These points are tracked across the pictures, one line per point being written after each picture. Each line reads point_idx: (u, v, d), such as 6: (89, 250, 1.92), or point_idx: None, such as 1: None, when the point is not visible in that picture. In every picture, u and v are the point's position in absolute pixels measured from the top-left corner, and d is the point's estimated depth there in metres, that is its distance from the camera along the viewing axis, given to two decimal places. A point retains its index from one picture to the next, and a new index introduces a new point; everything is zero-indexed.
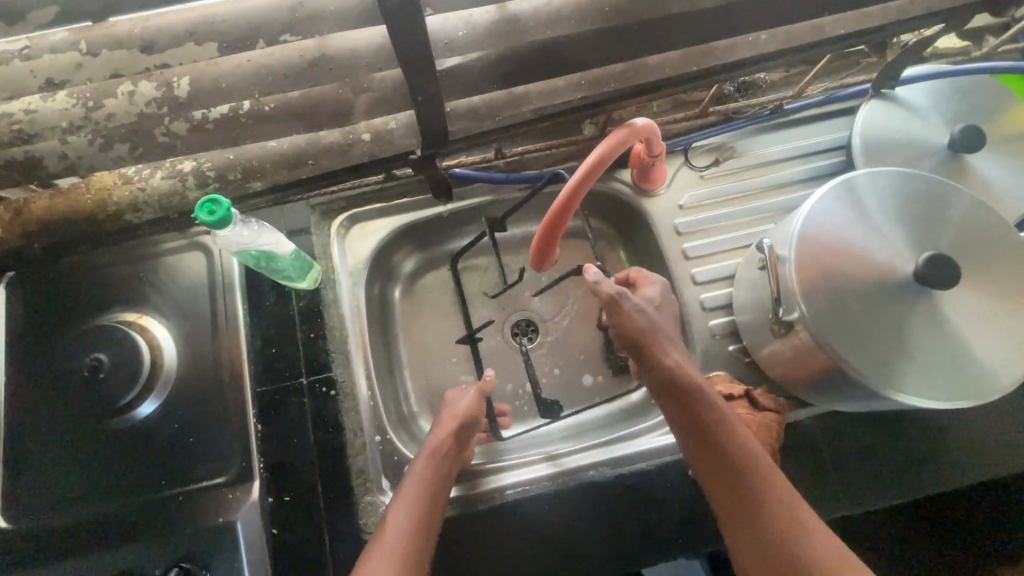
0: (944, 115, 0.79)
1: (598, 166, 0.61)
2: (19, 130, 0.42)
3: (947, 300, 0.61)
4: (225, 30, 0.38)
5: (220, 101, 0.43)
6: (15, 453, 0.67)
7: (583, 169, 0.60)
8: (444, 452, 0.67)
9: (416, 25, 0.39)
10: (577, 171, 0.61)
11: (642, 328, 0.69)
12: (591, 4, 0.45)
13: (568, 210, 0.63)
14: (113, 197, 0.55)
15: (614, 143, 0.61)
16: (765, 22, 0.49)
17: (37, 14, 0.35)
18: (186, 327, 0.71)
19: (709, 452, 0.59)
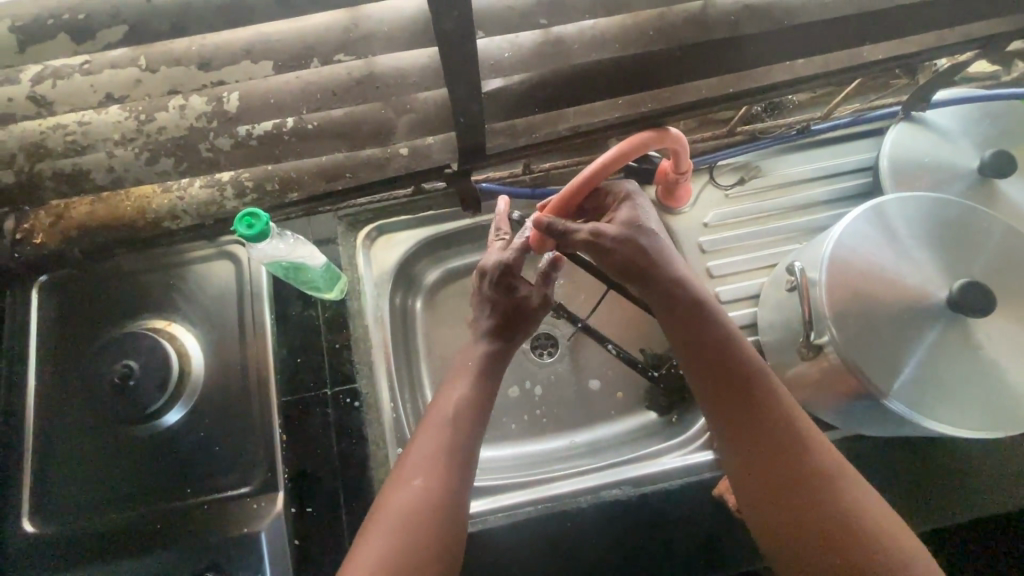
0: (972, 140, 0.79)
1: (592, 183, 0.60)
2: (72, 141, 0.43)
3: (982, 327, 0.60)
4: (281, 48, 0.38)
5: (268, 116, 0.44)
6: (42, 457, 0.67)
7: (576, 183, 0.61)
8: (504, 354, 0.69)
9: (467, 47, 0.39)
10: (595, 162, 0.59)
11: (639, 248, 0.66)
12: (635, 28, 0.45)
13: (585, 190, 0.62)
14: (153, 205, 0.55)
15: (637, 144, 0.57)
16: (806, 48, 0.49)
17: (106, 33, 0.35)
18: (214, 335, 0.72)
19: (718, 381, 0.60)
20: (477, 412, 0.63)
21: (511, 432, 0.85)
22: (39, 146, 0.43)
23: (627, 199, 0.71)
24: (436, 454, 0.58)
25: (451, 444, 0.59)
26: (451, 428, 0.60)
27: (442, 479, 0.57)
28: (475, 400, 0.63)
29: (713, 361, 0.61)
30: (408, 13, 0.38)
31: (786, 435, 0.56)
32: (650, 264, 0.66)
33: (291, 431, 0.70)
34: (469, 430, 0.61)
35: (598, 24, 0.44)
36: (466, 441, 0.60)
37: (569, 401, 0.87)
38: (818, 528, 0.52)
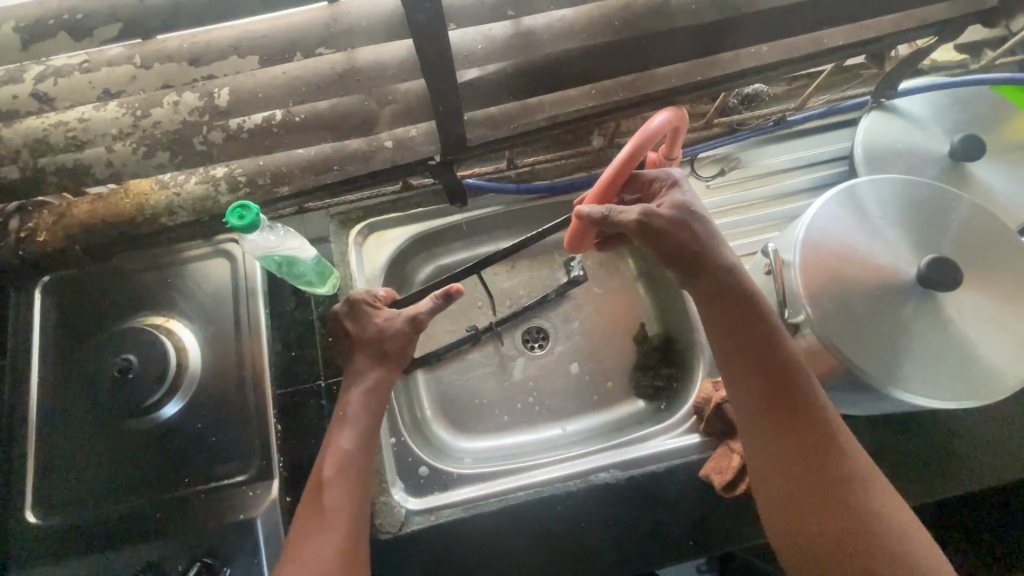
0: (944, 125, 0.81)
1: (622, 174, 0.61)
2: (73, 137, 0.45)
3: (951, 301, 0.62)
4: (265, 43, 0.41)
5: (255, 110, 0.46)
6: (46, 451, 0.69)
7: (606, 178, 0.62)
8: (381, 389, 0.68)
9: (439, 38, 0.42)
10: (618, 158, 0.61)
11: (687, 234, 0.63)
12: (601, 19, 0.48)
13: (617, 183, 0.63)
14: (150, 201, 0.58)
15: (649, 134, 0.59)
16: (768, 34, 0.52)
17: (103, 30, 0.37)
18: (211, 330, 0.74)
19: (748, 369, 0.59)
20: (355, 463, 0.63)
21: (503, 423, 0.87)
22: (43, 142, 0.46)
23: (674, 185, 0.67)
24: (318, 525, 0.58)
25: (337, 505, 0.60)
26: (331, 491, 0.60)
27: (329, 549, 0.57)
28: (353, 453, 0.63)
29: (754, 353, 0.59)
30: (383, 8, 0.41)
31: (819, 435, 0.56)
32: (698, 250, 0.63)
33: (287, 421, 0.72)
34: (357, 476, 0.62)
35: (566, 16, 0.47)
36: (346, 500, 0.60)
37: (559, 391, 0.89)
38: (843, 528, 0.52)
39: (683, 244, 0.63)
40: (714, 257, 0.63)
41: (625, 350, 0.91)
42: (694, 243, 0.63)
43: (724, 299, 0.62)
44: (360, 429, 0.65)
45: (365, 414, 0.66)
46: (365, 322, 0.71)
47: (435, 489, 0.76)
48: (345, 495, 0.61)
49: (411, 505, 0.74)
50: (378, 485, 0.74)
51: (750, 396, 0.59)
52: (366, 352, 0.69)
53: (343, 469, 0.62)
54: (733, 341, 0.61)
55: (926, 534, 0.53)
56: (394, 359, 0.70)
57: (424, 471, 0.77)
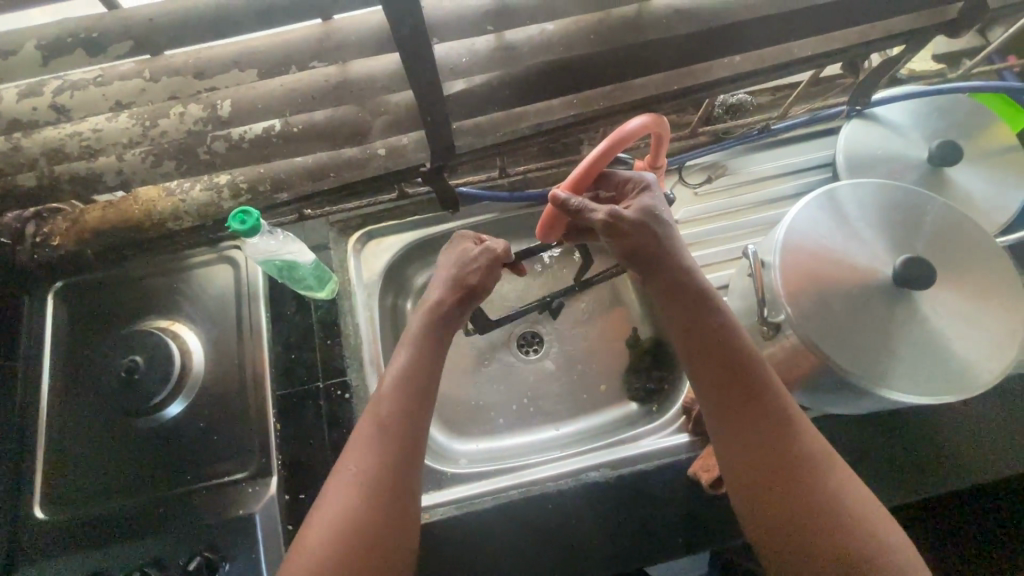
0: (922, 132, 0.84)
1: (593, 170, 0.63)
2: (87, 146, 0.49)
3: (927, 299, 0.64)
4: (264, 57, 0.44)
5: (256, 120, 0.50)
6: (56, 449, 0.72)
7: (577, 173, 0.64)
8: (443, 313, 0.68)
9: (425, 52, 0.45)
10: (589, 156, 0.63)
11: (649, 235, 0.65)
12: (577, 33, 0.51)
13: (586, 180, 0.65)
14: (158, 207, 0.61)
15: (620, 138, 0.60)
16: (738, 46, 0.55)
17: (116, 47, 0.40)
18: (214, 333, 0.77)
19: (715, 364, 0.61)
20: (411, 378, 0.62)
21: (498, 425, 0.89)
22: (59, 152, 0.49)
23: (645, 188, 0.68)
24: (369, 435, 0.58)
25: (391, 416, 0.59)
26: (382, 403, 0.60)
27: (372, 458, 0.57)
28: (407, 369, 0.62)
29: (714, 347, 0.61)
30: (373, 24, 0.44)
31: (776, 424, 0.58)
32: (664, 250, 0.65)
33: (286, 421, 0.75)
34: (412, 390, 0.61)
35: (545, 30, 0.50)
36: (400, 409, 0.60)
37: (553, 393, 0.91)
38: (797, 515, 0.54)
39: (646, 244, 0.65)
40: (676, 255, 0.65)
41: (617, 353, 0.93)
42: (657, 243, 0.65)
43: (687, 296, 0.63)
44: (419, 350, 0.64)
45: (411, 407, 0.60)
46: (455, 253, 0.74)
47: (430, 487, 0.78)
48: (400, 408, 0.59)
49: None
50: None
51: (716, 389, 0.60)
52: (421, 332, 0.66)
53: (400, 381, 0.61)
54: (698, 337, 0.62)
55: (880, 516, 0.54)
56: (468, 288, 0.71)
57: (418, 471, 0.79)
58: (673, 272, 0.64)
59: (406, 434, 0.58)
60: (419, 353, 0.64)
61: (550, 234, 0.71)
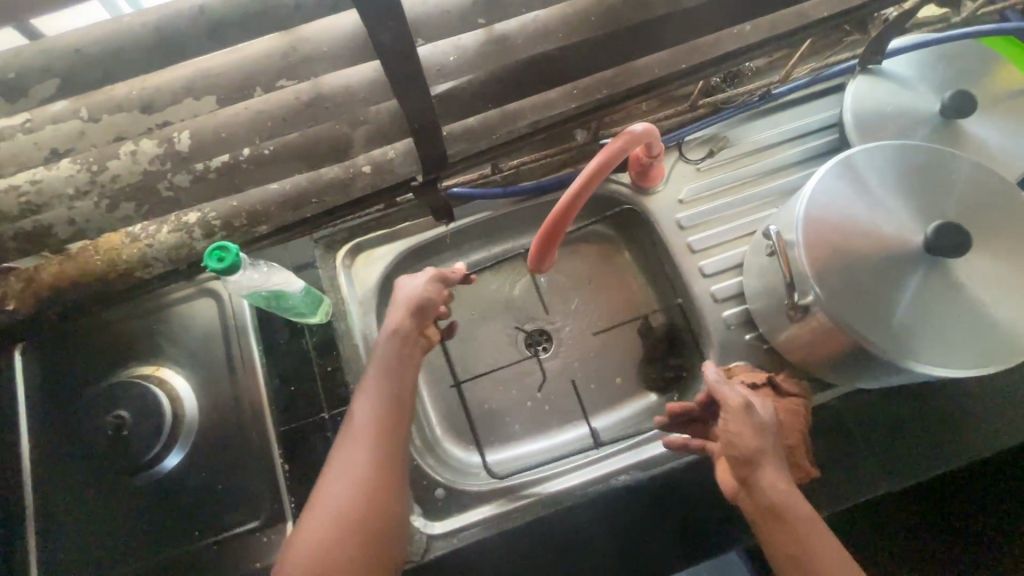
0: (932, 83, 0.79)
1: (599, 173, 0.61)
2: (27, 201, 0.43)
3: (961, 266, 0.61)
4: (220, 81, 0.37)
5: (221, 150, 0.44)
6: (49, 518, 0.67)
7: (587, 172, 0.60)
8: (402, 334, 0.65)
9: (408, 56, 0.39)
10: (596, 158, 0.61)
11: (742, 424, 0.55)
12: (577, 15, 0.44)
13: (593, 181, 0.61)
14: (123, 255, 0.56)
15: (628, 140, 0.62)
16: (752, 14, 0.49)
17: (39, 88, 0.34)
18: (203, 374, 0.72)
19: (769, 527, 0.52)
20: (387, 411, 0.58)
21: (515, 432, 0.85)
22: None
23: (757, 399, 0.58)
24: (355, 465, 0.54)
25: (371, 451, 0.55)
26: (358, 435, 0.56)
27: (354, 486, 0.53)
28: (381, 399, 0.59)
29: (774, 525, 0.52)
30: (342, 30, 0.37)
31: None
32: (725, 437, 0.56)
33: (294, 460, 0.70)
34: (387, 421, 0.58)
35: (541, 16, 0.43)
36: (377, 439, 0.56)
37: (569, 393, 0.87)
38: None
39: (737, 431, 0.55)
40: (756, 431, 0.55)
41: (630, 342, 0.90)
42: (742, 433, 0.55)
43: (745, 463, 0.54)
44: (384, 378, 0.61)
45: (388, 419, 0.58)
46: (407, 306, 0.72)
47: (454, 510, 0.74)
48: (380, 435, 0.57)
49: (432, 530, 0.72)
50: None
51: (773, 555, 0.52)
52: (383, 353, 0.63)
53: (378, 410, 0.58)
54: (756, 504, 0.54)
55: None
56: (416, 311, 0.67)
57: (440, 493, 0.75)
58: (741, 440, 0.55)
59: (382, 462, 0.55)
60: (391, 374, 0.61)
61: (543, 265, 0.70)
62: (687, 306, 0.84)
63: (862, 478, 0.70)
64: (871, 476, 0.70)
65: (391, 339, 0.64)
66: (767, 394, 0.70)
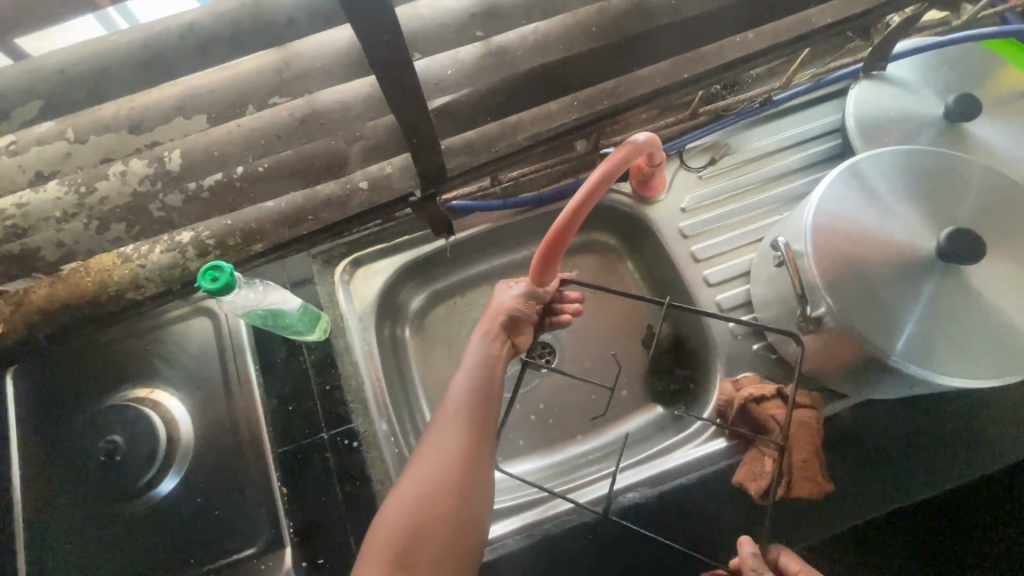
0: (934, 87, 0.79)
1: (603, 184, 0.59)
2: (13, 224, 0.42)
3: (974, 273, 0.59)
4: (211, 100, 0.36)
5: (212, 169, 0.43)
6: (40, 548, 0.65)
7: (591, 182, 0.59)
8: (495, 332, 0.69)
9: (405, 71, 0.38)
10: (599, 167, 0.59)
11: None
12: (577, 27, 0.43)
13: (596, 192, 0.60)
14: (114, 276, 0.54)
15: (630, 150, 0.61)
16: (754, 22, 0.48)
17: (21, 110, 0.33)
18: (199, 395, 0.70)
19: None
20: (482, 396, 0.64)
21: (518, 449, 0.84)
22: None
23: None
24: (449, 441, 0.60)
25: (463, 429, 0.61)
26: (451, 414, 0.62)
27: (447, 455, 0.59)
28: (474, 381, 0.65)
29: None
30: (336, 45, 0.36)
31: None
32: None
33: (293, 483, 0.68)
34: (482, 406, 0.63)
35: (540, 28, 0.42)
36: (470, 418, 0.62)
37: (573, 409, 0.86)
38: None
39: None
40: None
41: (635, 354, 0.88)
42: None
43: None
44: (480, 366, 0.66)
45: (479, 401, 0.63)
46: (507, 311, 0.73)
47: None
48: (473, 414, 0.62)
49: None
50: None
51: None
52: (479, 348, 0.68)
53: (472, 391, 0.64)
54: None
55: None
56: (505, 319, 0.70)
57: None
58: None
59: (473, 440, 0.61)
60: (484, 364, 0.67)
61: (545, 278, 0.69)
62: (693, 316, 0.83)
63: (876, 492, 0.69)
64: (885, 490, 0.69)
65: (485, 336, 0.69)
66: (775, 408, 0.70)
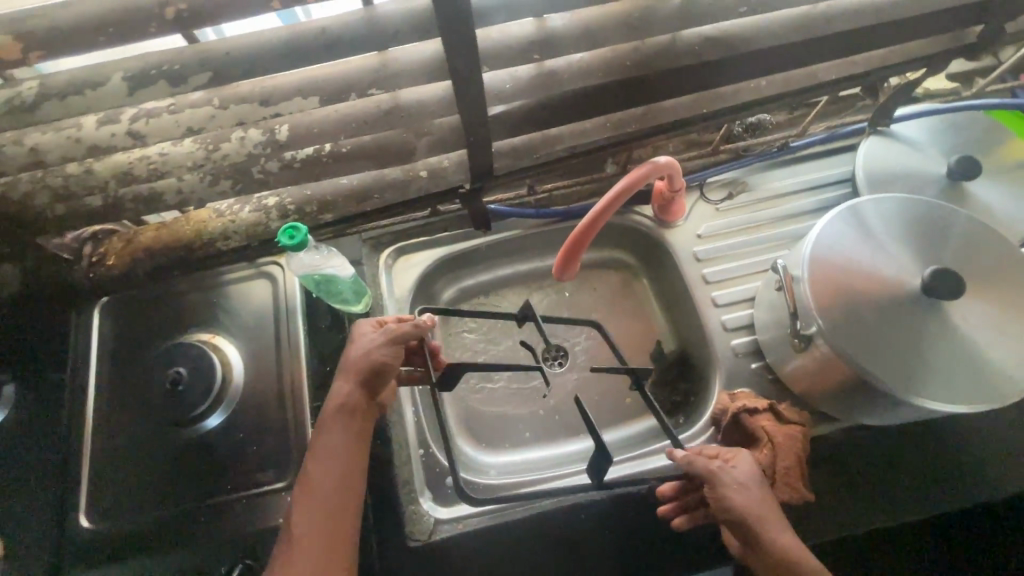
0: (940, 148, 0.86)
1: (625, 193, 0.68)
2: (153, 168, 0.52)
3: (954, 309, 0.65)
4: (325, 87, 0.47)
5: (311, 143, 0.53)
6: (101, 459, 0.74)
7: (615, 189, 0.68)
8: (351, 400, 0.65)
9: (476, 78, 0.48)
10: (624, 179, 0.68)
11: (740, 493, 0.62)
12: (615, 59, 0.53)
13: (619, 200, 0.69)
14: (208, 227, 0.66)
15: (652, 169, 0.70)
16: (767, 70, 0.57)
17: (194, 78, 0.44)
18: (252, 346, 0.80)
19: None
20: (338, 480, 0.61)
21: (525, 437, 0.91)
22: (127, 174, 0.53)
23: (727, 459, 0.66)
24: (315, 535, 0.58)
25: (325, 516, 0.59)
26: (312, 500, 0.60)
27: (313, 550, 0.57)
28: (333, 461, 0.62)
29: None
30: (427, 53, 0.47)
31: None
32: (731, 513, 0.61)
33: None
34: (341, 485, 0.61)
35: (584, 58, 0.53)
36: (330, 502, 0.60)
37: (579, 408, 0.92)
38: None
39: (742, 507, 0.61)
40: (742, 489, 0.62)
41: (642, 365, 0.95)
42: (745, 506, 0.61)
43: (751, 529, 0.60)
44: (337, 441, 0.63)
45: (339, 481, 0.61)
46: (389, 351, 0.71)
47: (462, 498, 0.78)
48: (336, 494, 0.60)
49: (439, 514, 0.76)
50: (408, 493, 0.77)
51: None
52: (351, 388, 0.66)
53: (331, 474, 0.61)
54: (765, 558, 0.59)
55: None
56: (370, 375, 0.66)
57: (450, 482, 0.79)
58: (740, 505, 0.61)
59: (339, 522, 0.59)
60: (339, 436, 0.63)
61: (565, 274, 0.76)
62: (699, 334, 0.90)
63: (857, 511, 0.73)
64: (866, 510, 0.73)
65: (341, 405, 0.65)
66: (767, 420, 0.75)
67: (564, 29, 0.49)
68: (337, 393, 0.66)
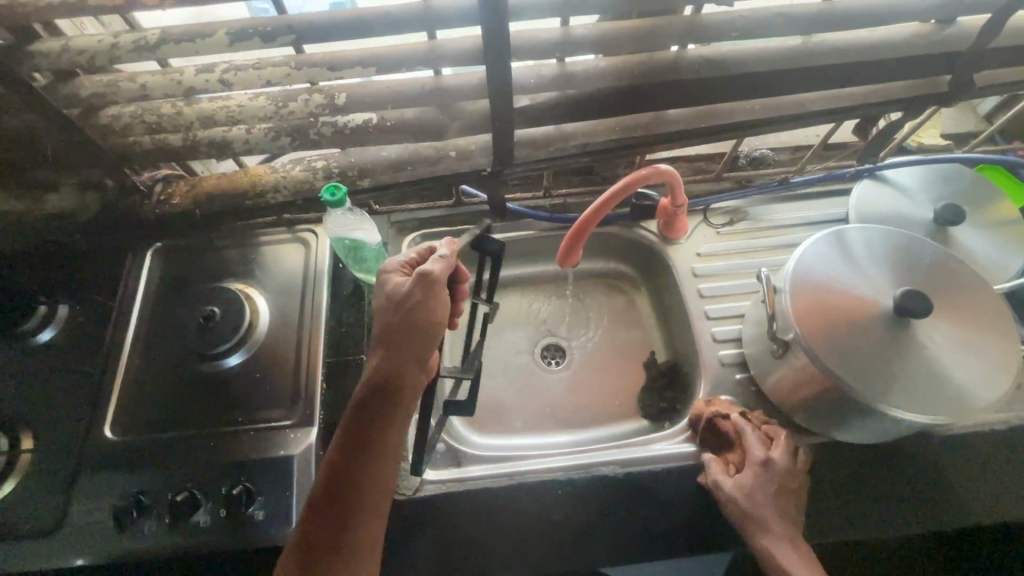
0: (927, 195, 0.93)
1: (626, 188, 0.77)
2: (231, 115, 0.63)
3: (923, 329, 0.70)
4: (381, 59, 0.57)
5: (362, 109, 0.63)
6: (131, 380, 0.82)
7: (618, 184, 0.77)
8: (388, 369, 0.64)
9: (506, 66, 0.57)
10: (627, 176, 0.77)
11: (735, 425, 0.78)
12: (624, 67, 0.63)
13: (619, 195, 0.77)
14: (263, 180, 0.76)
15: (653, 172, 0.79)
16: (759, 91, 0.66)
17: (279, 39, 0.54)
18: (278, 299, 0.88)
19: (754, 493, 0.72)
20: (368, 448, 0.61)
21: (516, 422, 0.95)
22: (210, 119, 0.64)
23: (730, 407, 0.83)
24: (344, 493, 0.60)
25: (356, 479, 0.60)
26: (349, 460, 0.61)
27: (340, 507, 0.59)
28: (367, 428, 0.62)
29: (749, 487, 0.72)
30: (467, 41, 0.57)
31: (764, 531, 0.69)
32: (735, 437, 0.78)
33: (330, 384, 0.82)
34: (369, 454, 0.61)
35: (598, 64, 0.63)
36: (363, 468, 0.60)
37: (570, 402, 0.97)
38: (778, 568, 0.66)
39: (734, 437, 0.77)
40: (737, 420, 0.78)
41: (633, 369, 1.01)
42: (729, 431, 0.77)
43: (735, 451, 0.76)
44: (370, 408, 0.63)
45: (371, 448, 0.61)
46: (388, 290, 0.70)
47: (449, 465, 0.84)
48: (367, 460, 0.61)
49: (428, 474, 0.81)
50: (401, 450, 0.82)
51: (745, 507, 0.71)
52: (401, 351, 0.64)
53: (363, 438, 0.62)
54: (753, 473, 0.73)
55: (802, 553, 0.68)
56: (407, 326, 0.65)
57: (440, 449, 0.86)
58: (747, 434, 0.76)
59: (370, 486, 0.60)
60: (373, 404, 0.63)
61: (567, 263, 0.86)
62: (691, 343, 0.95)
63: (825, 520, 0.75)
64: (835, 519, 0.75)
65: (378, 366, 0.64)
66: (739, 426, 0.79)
67: (582, 35, 0.59)
68: (375, 361, 0.65)
